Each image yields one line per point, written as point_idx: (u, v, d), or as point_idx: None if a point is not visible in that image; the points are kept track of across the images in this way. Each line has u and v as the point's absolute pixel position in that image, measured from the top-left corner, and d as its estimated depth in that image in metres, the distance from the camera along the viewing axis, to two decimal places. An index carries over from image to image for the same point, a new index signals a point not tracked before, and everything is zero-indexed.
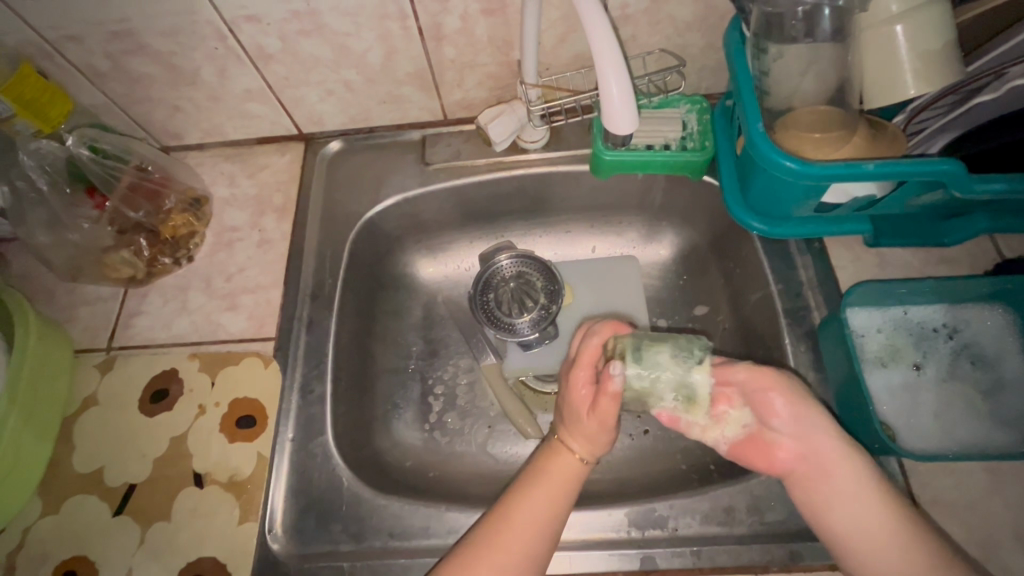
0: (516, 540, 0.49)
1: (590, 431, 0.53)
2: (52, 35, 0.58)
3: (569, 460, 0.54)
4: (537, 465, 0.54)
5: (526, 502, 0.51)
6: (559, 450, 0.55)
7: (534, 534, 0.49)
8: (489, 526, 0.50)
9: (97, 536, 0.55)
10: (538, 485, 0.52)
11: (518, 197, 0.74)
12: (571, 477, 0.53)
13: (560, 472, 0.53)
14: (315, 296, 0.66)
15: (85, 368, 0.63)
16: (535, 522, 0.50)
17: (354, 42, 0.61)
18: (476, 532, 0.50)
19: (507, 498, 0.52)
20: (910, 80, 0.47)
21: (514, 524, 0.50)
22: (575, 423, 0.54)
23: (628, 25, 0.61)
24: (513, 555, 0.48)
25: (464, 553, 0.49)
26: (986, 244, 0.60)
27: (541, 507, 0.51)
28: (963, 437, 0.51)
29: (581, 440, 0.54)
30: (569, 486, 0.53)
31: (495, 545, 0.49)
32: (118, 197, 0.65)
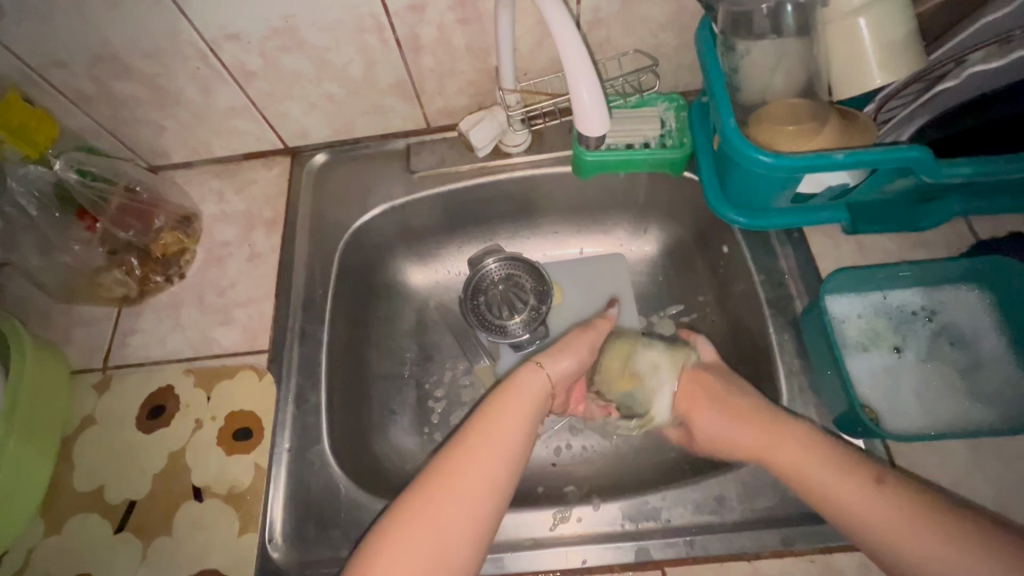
0: (496, 460, 0.50)
1: (558, 352, 0.61)
2: (37, 62, 0.59)
3: (537, 375, 0.57)
4: (507, 383, 0.57)
5: (496, 420, 0.53)
6: (531, 367, 0.58)
7: (511, 455, 0.51)
8: (455, 445, 0.51)
9: (99, 552, 0.56)
10: (509, 400, 0.55)
11: (504, 200, 0.75)
12: (541, 397, 0.57)
13: (529, 390, 0.56)
14: (307, 306, 0.66)
15: (82, 388, 0.63)
16: (508, 445, 0.52)
17: (334, 55, 0.62)
18: (445, 449, 0.51)
19: (477, 418, 0.53)
20: (875, 72, 0.49)
21: (490, 443, 0.51)
22: (557, 350, 0.61)
23: (602, 28, 0.62)
24: (487, 473, 0.50)
25: (434, 475, 0.50)
26: (962, 227, 0.61)
27: (514, 428, 0.53)
28: (944, 416, 0.52)
29: (555, 366, 0.59)
30: (537, 405, 0.56)
31: (464, 462, 0.50)
32: (107, 218, 0.66)
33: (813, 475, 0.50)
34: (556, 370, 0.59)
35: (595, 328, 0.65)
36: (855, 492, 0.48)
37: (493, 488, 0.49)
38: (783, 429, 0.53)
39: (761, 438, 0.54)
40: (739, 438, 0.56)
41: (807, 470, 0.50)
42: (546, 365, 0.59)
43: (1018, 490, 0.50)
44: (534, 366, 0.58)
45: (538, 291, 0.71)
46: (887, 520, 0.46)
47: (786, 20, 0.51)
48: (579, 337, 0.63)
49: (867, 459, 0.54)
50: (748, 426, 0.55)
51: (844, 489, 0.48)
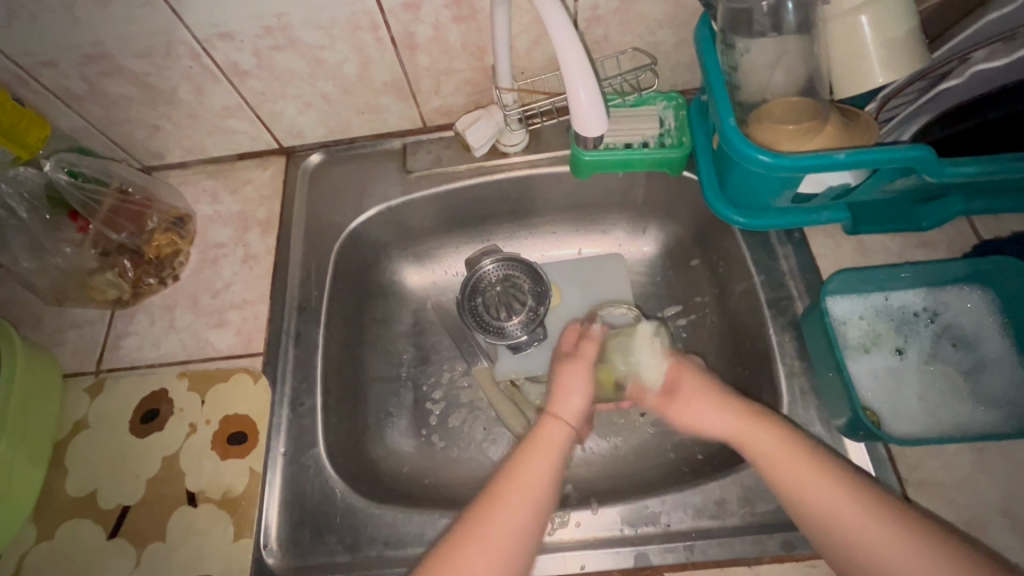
0: (518, 512, 0.49)
1: (569, 394, 0.59)
2: (27, 62, 0.58)
3: (556, 425, 0.56)
4: (531, 436, 0.55)
5: (524, 477, 0.51)
6: (550, 417, 0.56)
7: (535, 512, 0.50)
8: (486, 500, 0.50)
9: (92, 558, 0.55)
10: (535, 454, 0.53)
11: (501, 200, 0.74)
12: (563, 446, 0.55)
13: (554, 439, 0.55)
14: (302, 308, 0.66)
15: (75, 392, 0.63)
16: (535, 496, 0.50)
17: (328, 54, 0.61)
18: (477, 503, 0.50)
19: (508, 472, 0.52)
20: (877, 70, 0.48)
21: (512, 496, 0.50)
22: (566, 390, 0.59)
23: (599, 25, 0.61)
24: (509, 530, 0.48)
25: (466, 524, 0.49)
26: (964, 226, 0.61)
27: (538, 477, 0.52)
28: (947, 418, 0.52)
29: (568, 407, 0.58)
30: (561, 457, 0.54)
31: (494, 519, 0.48)
32: (99, 219, 0.65)
33: (810, 491, 0.48)
34: (572, 413, 0.58)
35: (585, 354, 0.62)
36: (836, 495, 0.47)
37: (520, 547, 0.48)
38: (773, 429, 0.51)
39: (731, 422, 0.54)
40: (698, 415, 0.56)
41: (793, 474, 0.49)
42: (562, 413, 0.57)
43: (1021, 493, 0.50)
44: (552, 415, 0.57)
45: (536, 292, 0.70)
46: (865, 532, 0.45)
47: (787, 17, 0.50)
48: (577, 371, 0.60)
49: (868, 462, 0.53)
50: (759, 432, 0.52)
51: (840, 508, 0.46)
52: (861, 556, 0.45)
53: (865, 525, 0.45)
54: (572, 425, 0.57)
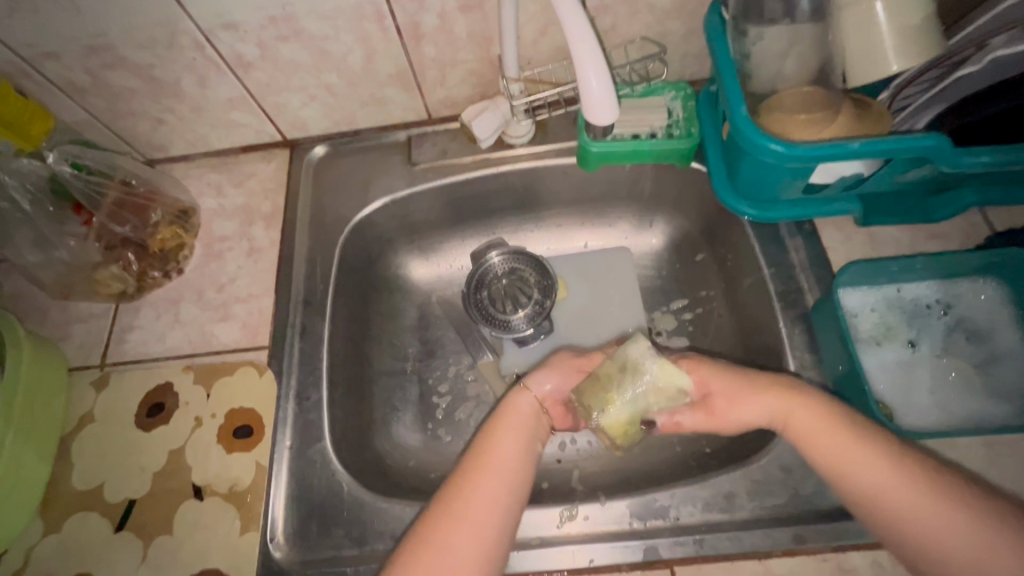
0: (490, 484, 0.49)
1: (546, 372, 0.58)
2: (30, 53, 0.58)
3: (526, 397, 0.56)
4: (497, 414, 0.55)
5: (493, 450, 0.51)
6: (520, 390, 0.56)
7: (507, 484, 0.49)
8: (461, 477, 0.50)
9: (99, 552, 0.55)
10: (505, 427, 0.53)
11: (507, 193, 0.74)
12: (532, 420, 0.55)
13: (520, 410, 0.55)
14: (307, 302, 0.65)
15: (81, 386, 0.62)
16: (507, 467, 0.51)
17: (332, 44, 0.60)
18: (451, 481, 0.50)
19: (479, 447, 0.52)
20: (891, 57, 0.47)
21: (485, 471, 0.50)
22: (541, 368, 0.59)
23: (608, 14, 0.60)
24: (486, 506, 0.48)
25: (443, 501, 0.48)
26: (977, 218, 0.60)
27: (507, 451, 0.52)
28: (960, 412, 0.51)
29: (542, 382, 0.58)
30: (531, 430, 0.54)
31: (469, 497, 0.48)
32: (103, 212, 0.65)
33: (839, 453, 0.47)
34: (546, 390, 0.57)
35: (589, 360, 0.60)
36: (868, 456, 0.46)
37: (497, 518, 0.47)
38: (798, 395, 0.51)
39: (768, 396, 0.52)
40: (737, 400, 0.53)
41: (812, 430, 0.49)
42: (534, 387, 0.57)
43: None
44: (521, 389, 0.57)
45: (542, 285, 0.70)
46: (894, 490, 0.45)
47: (800, 4, 0.50)
48: (564, 356, 0.60)
49: None
50: (798, 413, 0.50)
51: (890, 488, 0.45)
52: (916, 532, 0.44)
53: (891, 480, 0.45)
54: (539, 397, 0.57)
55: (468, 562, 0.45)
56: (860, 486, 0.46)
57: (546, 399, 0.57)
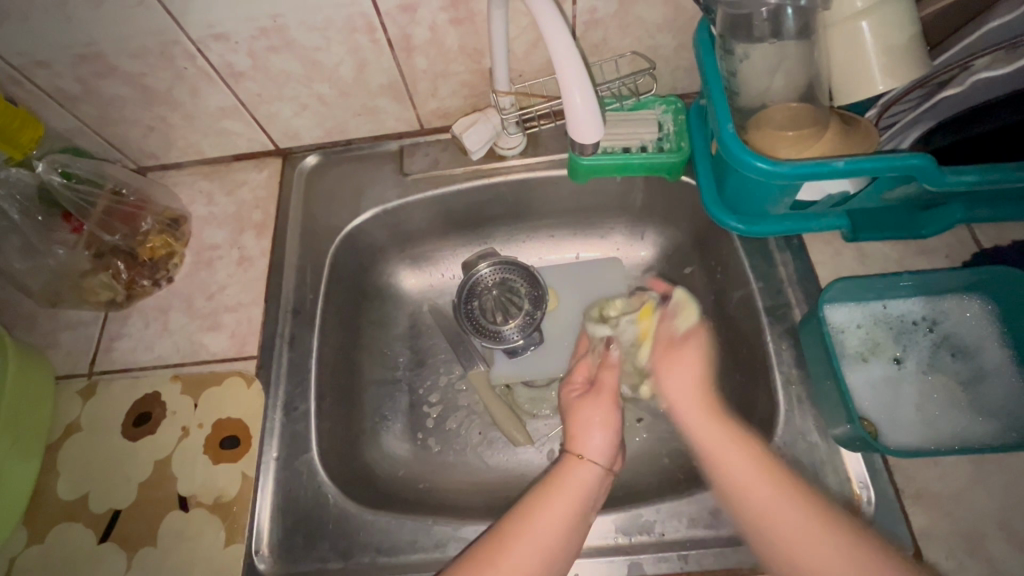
0: (527, 558, 0.48)
1: (593, 432, 0.57)
2: (20, 61, 0.58)
3: (582, 467, 0.55)
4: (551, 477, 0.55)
5: (535, 516, 0.51)
6: (573, 457, 0.56)
7: (542, 558, 0.48)
8: (486, 548, 0.49)
9: (82, 563, 0.55)
10: (556, 494, 0.53)
11: (499, 204, 0.74)
12: (590, 488, 0.54)
13: (575, 480, 0.54)
14: (297, 312, 0.65)
15: (67, 394, 0.62)
16: (545, 538, 0.49)
17: (324, 56, 0.60)
18: (476, 551, 0.50)
19: (518, 517, 0.51)
20: (877, 76, 0.48)
21: (521, 543, 0.49)
22: (586, 427, 0.58)
23: (598, 28, 0.61)
24: None
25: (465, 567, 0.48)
26: (964, 234, 0.60)
27: (551, 523, 0.50)
28: (945, 430, 0.51)
29: (594, 447, 0.56)
30: (587, 498, 0.53)
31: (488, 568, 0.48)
32: (93, 221, 0.65)
33: (753, 494, 0.50)
34: (596, 451, 0.56)
35: (605, 386, 0.61)
36: (797, 517, 0.48)
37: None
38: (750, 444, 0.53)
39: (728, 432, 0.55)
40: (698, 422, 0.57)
41: (748, 485, 0.51)
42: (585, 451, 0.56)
43: (1019, 505, 0.49)
44: (576, 456, 0.56)
45: (532, 296, 0.70)
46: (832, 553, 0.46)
47: (787, 23, 0.49)
48: (595, 406, 0.59)
49: (864, 472, 0.53)
50: (731, 456, 0.53)
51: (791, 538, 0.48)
52: None
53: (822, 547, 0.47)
54: (600, 465, 0.55)
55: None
56: (767, 533, 0.49)
57: (605, 462, 0.56)
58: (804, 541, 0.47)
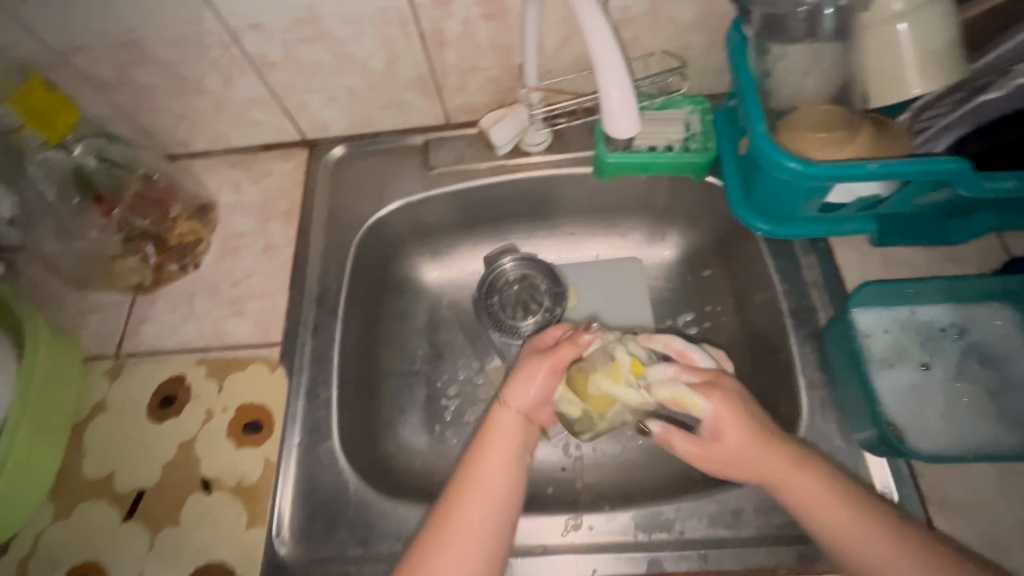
0: (480, 510, 0.49)
1: (522, 379, 0.55)
2: (60, 47, 0.59)
3: (508, 415, 0.54)
4: (483, 432, 0.54)
5: (480, 472, 0.51)
6: (500, 407, 0.54)
7: (494, 509, 0.49)
8: (443, 512, 0.49)
9: (106, 541, 0.56)
10: (489, 449, 0.52)
11: (522, 200, 0.74)
12: (516, 437, 0.53)
13: (504, 430, 0.53)
14: (320, 301, 0.66)
15: (95, 375, 0.63)
16: (491, 492, 0.50)
17: (356, 48, 0.61)
18: (433, 519, 0.49)
19: (464, 474, 0.51)
20: (914, 79, 0.47)
21: (472, 497, 0.49)
22: (519, 379, 0.56)
23: (629, 27, 0.61)
24: (476, 536, 0.48)
25: (433, 537, 0.48)
26: (994, 242, 0.60)
27: (495, 479, 0.51)
28: (971, 437, 0.51)
29: (521, 395, 0.55)
30: (517, 448, 0.53)
31: (451, 533, 0.48)
32: (125, 205, 0.67)
33: (795, 489, 0.48)
34: (526, 403, 0.55)
35: (560, 355, 0.55)
36: (851, 514, 0.47)
37: (490, 541, 0.48)
38: (793, 457, 0.49)
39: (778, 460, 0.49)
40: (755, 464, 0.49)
41: (785, 479, 0.49)
42: (516, 401, 0.55)
43: None
44: (502, 404, 0.55)
45: (554, 293, 0.70)
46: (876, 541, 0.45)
47: (823, 23, 0.47)
48: (531, 363, 0.56)
49: (889, 478, 0.52)
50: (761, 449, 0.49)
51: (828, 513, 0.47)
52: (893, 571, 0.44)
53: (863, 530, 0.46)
54: (523, 413, 0.54)
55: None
56: (819, 522, 0.47)
57: (533, 410, 0.55)
58: (854, 534, 0.46)
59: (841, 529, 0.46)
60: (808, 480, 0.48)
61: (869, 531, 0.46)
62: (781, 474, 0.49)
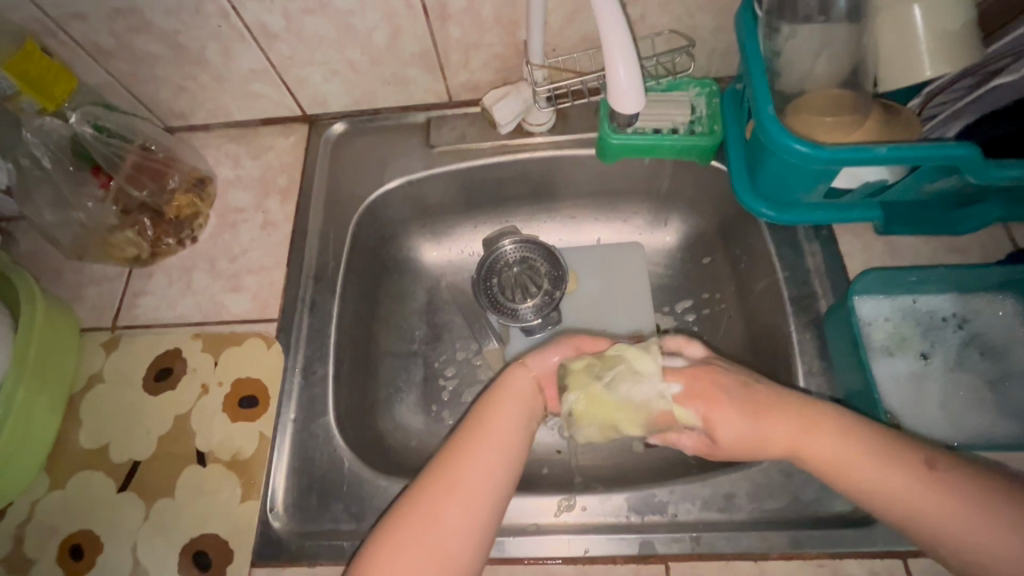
0: (487, 455, 0.49)
1: (542, 349, 0.58)
2: (56, 12, 0.58)
3: (524, 374, 0.56)
4: (496, 388, 0.55)
5: (490, 422, 0.52)
6: (516, 367, 0.56)
7: (500, 458, 0.50)
8: (449, 456, 0.49)
9: (102, 510, 0.56)
10: (502, 402, 0.53)
11: (523, 181, 0.73)
12: (531, 395, 0.55)
13: (519, 386, 0.55)
14: (318, 277, 0.65)
15: (91, 347, 0.63)
16: (498, 441, 0.50)
17: (358, 20, 0.60)
18: (440, 460, 0.49)
19: (473, 423, 0.52)
20: (925, 61, 0.46)
21: (481, 445, 0.50)
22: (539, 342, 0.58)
23: (637, 4, 0.60)
24: (479, 479, 0.48)
25: (436, 478, 0.48)
26: (1000, 233, 0.59)
27: (505, 429, 0.51)
28: (968, 427, 0.51)
29: (538, 359, 0.57)
30: (531, 404, 0.54)
31: (457, 476, 0.48)
32: (121, 175, 0.65)
33: (816, 440, 0.47)
34: (542, 364, 0.57)
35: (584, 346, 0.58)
36: (874, 463, 0.45)
37: (493, 487, 0.48)
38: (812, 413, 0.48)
39: (790, 429, 0.48)
40: (760, 439, 0.49)
41: (802, 438, 0.48)
42: (532, 363, 0.57)
43: None
44: (519, 365, 0.57)
45: (553, 276, 0.69)
46: (906, 491, 0.44)
47: (837, 3, 0.49)
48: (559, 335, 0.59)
49: None
50: (776, 420, 0.49)
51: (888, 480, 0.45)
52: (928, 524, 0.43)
53: (897, 485, 0.44)
54: (536, 375, 0.56)
55: (466, 526, 0.46)
56: (847, 476, 0.46)
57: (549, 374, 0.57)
58: (882, 485, 0.45)
59: (873, 483, 0.45)
60: (817, 433, 0.47)
61: (896, 483, 0.44)
62: (793, 440, 0.48)
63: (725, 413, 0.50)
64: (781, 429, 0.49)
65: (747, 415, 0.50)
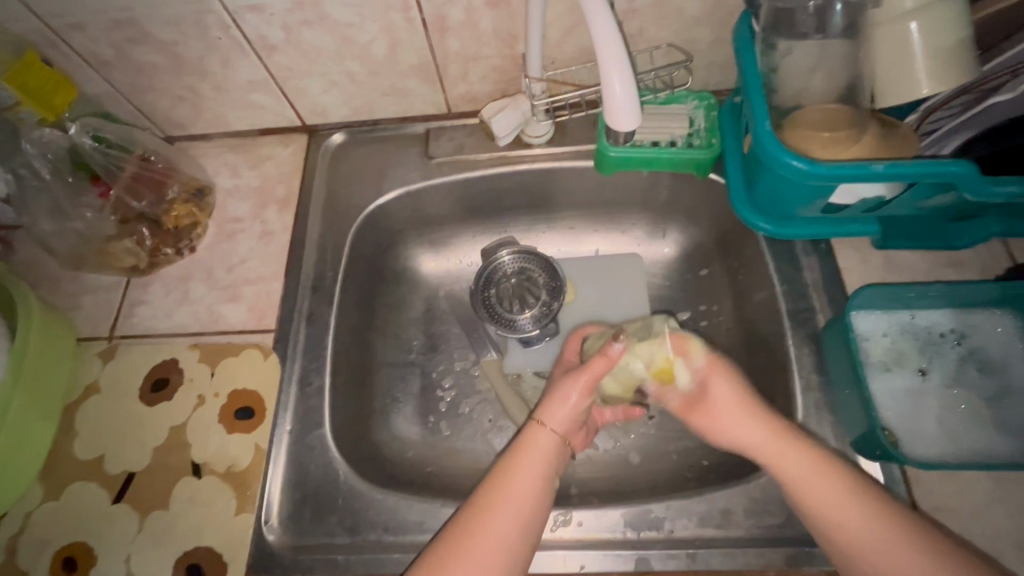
0: (507, 526, 0.48)
1: (558, 402, 0.55)
2: (57, 23, 0.58)
3: (544, 435, 0.54)
4: (514, 448, 0.53)
5: (508, 487, 0.50)
6: (535, 427, 0.54)
7: (519, 528, 0.48)
8: (466, 523, 0.48)
9: (95, 523, 0.56)
10: (521, 466, 0.52)
11: (522, 192, 0.73)
12: (552, 456, 0.53)
13: (539, 449, 0.53)
14: (315, 288, 0.66)
15: (87, 357, 0.63)
16: (517, 507, 0.49)
17: (357, 33, 0.60)
18: (456, 529, 0.48)
19: (490, 488, 0.51)
20: (923, 78, 0.46)
21: (499, 514, 0.48)
22: (557, 397, 0.55)
23: (635, 18, 0.60)
24: (497, 550, 0.47)
25: (453, 545, 0.47)
26: (998, 247, 0.59)
27: (525, 495, 0.50)
28: (966, 445, 0.50)
29: (559, 417, 0.54)
30: (551, 465, 0.53)
31: (475, 546, 0.47)
32: (120, 185, 0.65)
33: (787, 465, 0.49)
34: (562, 423, 0.55)
35: (592, 368, 0.54)
36: (841, 500, 0.46)
37: (509, 559, 0.47)
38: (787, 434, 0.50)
39: (764, 431, 0.51)
40: (736, 422, 0.52)
41: (774, 452, 0.50)
42: (553, 423, 0.54)
43: None
44: (538, 425, 0.54)
45: (551, 287, 0.69)
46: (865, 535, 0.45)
47: (833, 19, 0.49)
48: (570, 386, 0.55)
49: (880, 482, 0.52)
50: (757, 419, 0.51)
51: (889, 556, 0.44)
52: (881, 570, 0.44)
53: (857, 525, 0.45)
54: (559, 435, 0.54)
55: None
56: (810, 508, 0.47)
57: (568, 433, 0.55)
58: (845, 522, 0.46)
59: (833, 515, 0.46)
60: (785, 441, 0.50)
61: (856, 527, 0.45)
62: (765, 441, 0.51)
63: (722, 381, 0.54)
64: (755, 428, 0.51)
65: (739, 397, 0.53)
